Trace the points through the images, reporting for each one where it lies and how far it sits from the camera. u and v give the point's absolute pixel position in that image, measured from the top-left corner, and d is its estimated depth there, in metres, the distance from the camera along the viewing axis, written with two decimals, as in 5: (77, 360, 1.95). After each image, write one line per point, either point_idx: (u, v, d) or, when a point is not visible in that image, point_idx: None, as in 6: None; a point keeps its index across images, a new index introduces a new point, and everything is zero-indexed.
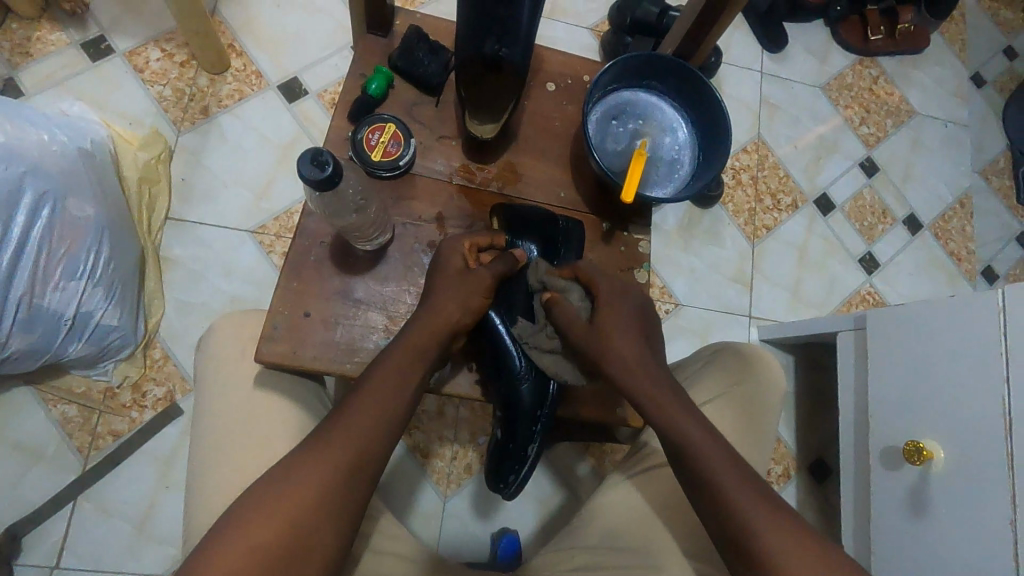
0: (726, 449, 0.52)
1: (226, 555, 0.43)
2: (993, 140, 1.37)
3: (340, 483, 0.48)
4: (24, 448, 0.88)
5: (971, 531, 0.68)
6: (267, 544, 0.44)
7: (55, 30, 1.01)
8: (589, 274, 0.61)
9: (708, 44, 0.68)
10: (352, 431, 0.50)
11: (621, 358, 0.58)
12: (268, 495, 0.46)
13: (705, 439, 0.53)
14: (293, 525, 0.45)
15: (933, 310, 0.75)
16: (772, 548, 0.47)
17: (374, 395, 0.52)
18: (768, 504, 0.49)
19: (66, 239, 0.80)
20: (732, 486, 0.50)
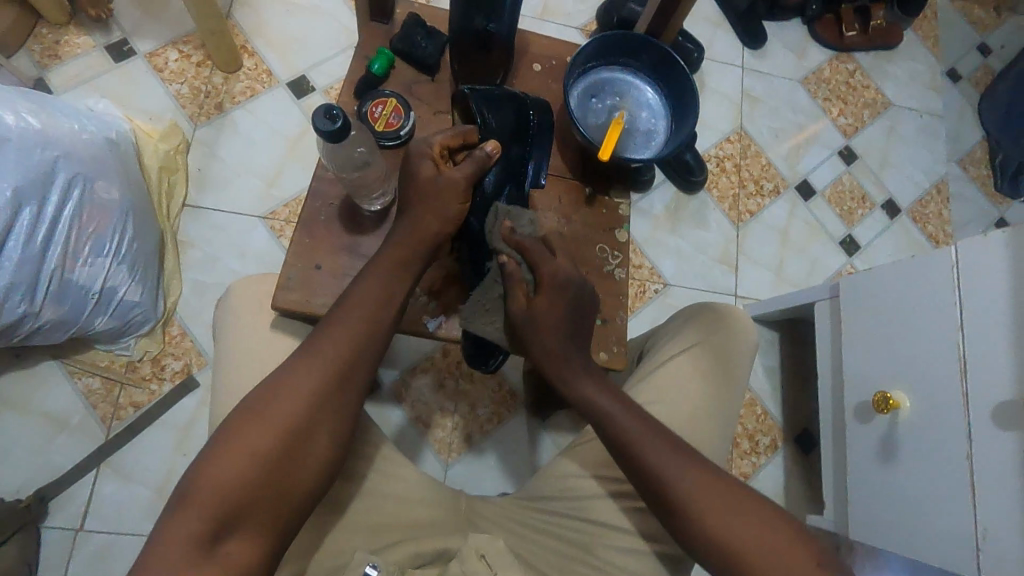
0: (678, 446, 0.56)
1: (231, 461, 0.48)
2: (968, 130, 1.44)
3: (332, 387, 0.52)
4: (51, 417, 0.94)
5: (936, 470, 0.73)
6: (269, 447, 0.49)
7: (82, 34, 1.09)
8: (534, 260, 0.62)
9: (677, 20, 0.77)
10: (341, 343, 0.54)
11: (549, 359, 0.61)
12: (265, 405, 0.50)
13: (654, 444, 0.55)
14: (292, 428, 0.50)
15: (897, 272, 0.81)
16: (687, 491, 0.54)
17: (360, 305, 0.56)
18: (719, 492, 0.54)
19: (94, 219, 0.86)
20: (642, 441, 0.56)
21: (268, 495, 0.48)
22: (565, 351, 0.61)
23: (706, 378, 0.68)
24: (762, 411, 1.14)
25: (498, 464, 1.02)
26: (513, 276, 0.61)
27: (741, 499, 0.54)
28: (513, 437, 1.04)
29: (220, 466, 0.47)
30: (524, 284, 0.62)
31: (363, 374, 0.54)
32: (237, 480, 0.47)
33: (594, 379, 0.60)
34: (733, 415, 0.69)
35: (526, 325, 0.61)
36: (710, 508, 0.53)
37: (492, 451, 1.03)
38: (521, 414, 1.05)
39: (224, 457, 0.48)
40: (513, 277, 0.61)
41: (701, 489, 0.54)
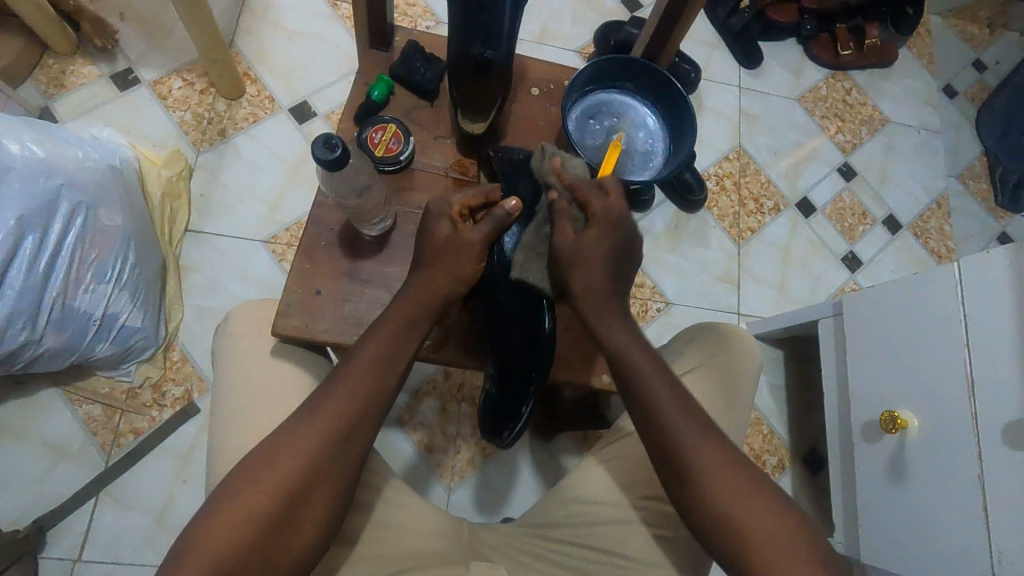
0: (708, 427, 0.55)
1: (224, 522, 0.47)
2: (965, 145, 1.44)
3: (332, 449, 0.51)
4: (51, 445, 0.93)
5: (948, 491, 0.72)
6: (260, 512, 0.48)
7: (87, 64, 1.10)
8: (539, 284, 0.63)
9: (673, 43, 0.77)
10: (344, 404, 0.52)
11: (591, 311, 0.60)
12: (266, 462, 0.50)
13: (687, 423, 0.54)
14: (291, 488, 0.49)
15: (901, 289, 0.80)
16: (705, 471, 0.53)
17: (365, 364, 0.55)
18: (734, 471, 0.53)
19: (96, 246, 0.87)
20: (674, 417, 0.54)
21: (263, 554, 0.48)
22: (604, 320, 0.59)
23: (709, 402, 0.67)
24: (768, 430, 1.13)
25: (501, 487, 1.01)
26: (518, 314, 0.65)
27: (758, 495, 0.52)
28: (517, 460, 1.03)
29: (211, 527, 0.47)
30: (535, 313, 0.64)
31: (365, 435, 0.52)
32: (226, 543, 0.47)
33: (629, 344, 0.58)
34: (737, 439, 0.68)
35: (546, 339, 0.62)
36: (724, 493, 0.52)
37: (496, 474, 1.02)
38: (525, 436, 1.04)
39: (217, 519, 0.47)
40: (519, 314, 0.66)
41: (724, 463, 0.53)
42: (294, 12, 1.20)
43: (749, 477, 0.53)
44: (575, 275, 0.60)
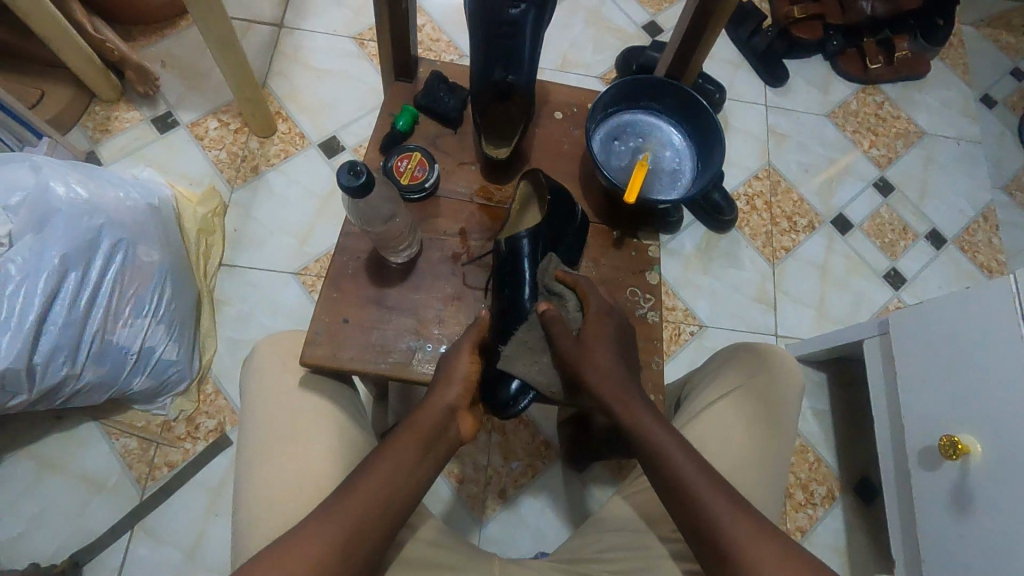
0: (732, 496, 0.51)
1: (327, 526, 0.47)
2: (1009, 155, 1.38)
3: (402, 486, 0.51)
4: (89, 478, 0.94)
5: (1021, 523, 0.66)
6: (359, 515, 0.48)
7: (130, 110, 1.16)
8: (585, 289, 0.63)
9: (696, 62, 0.77)
10: (428, 429, 0.55)
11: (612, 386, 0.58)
12: (361, 478, 0.51)
13: (715, 494, 0.51)
14: (351, 532, 0.48)
15: (950, 304, 0.76)
16: (716, 514, 0.50)
17: (423, 425, 0.55)
18: (746, 513, 0.50)
19: (135, 281, 0.89)
20: (682, 465, 0.53)
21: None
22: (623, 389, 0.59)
23: (751, 425, 0.63)
24: (814, 458, 1.07)
25: (533, 520, 0.98)
26: (559, 316, 0.61)
27: (774, 537, 0.49)
28: (550, 492, 1.00)
29: (309, 527, 0.47)
30: (569, 330, 0.62)
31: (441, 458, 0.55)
32: (325, 541, 0.47)
33: (636, 411, 0.57)
34: (783, 467, 0.63)
35: (571, 358, 0.60)
36: (739, 534, 0.49)
37: (528, 507, 0.99)
38: (557, 466, 1.01)
39: (317, 524, 0.48)
40: (557, 321, 0.61)
41: (757, 534, 0.49)
42: (323, 52, 1.25)
43: (762, 520, 0.50)
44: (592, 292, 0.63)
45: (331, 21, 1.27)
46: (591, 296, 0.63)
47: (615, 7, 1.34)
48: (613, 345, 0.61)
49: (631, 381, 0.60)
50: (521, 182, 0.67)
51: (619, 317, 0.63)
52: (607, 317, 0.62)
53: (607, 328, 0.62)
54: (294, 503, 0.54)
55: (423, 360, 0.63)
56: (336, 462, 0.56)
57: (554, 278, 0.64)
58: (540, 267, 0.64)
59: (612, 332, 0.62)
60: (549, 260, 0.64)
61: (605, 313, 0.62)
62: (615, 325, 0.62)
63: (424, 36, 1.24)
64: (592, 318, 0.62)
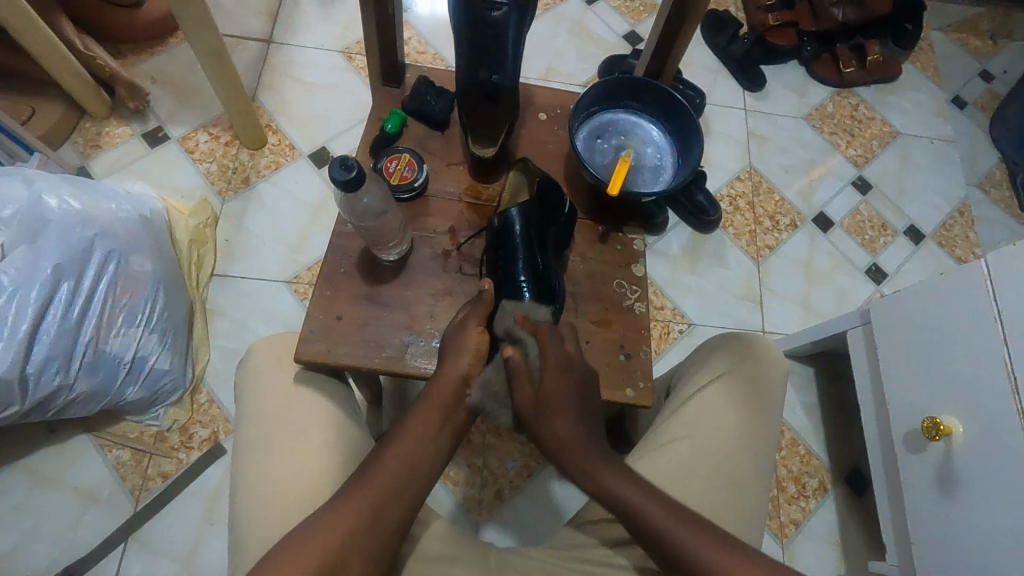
0: (715, 536, 0.51)
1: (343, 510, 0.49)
2: (981, 153, 1.43)
3: (411, 475, 0.53)
4: (81, 491, 0.93)
5: (1006, 499, 0.67)
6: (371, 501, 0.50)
7: (121, 125, 1.17)
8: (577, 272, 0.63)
9: (673, 62, 0.80)
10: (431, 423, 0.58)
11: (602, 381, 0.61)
12: (374, 468, 0.53)
13: (699, 540, 0.51)
14: (372, 509, 0.49)
15: (925, 291, 0.79)
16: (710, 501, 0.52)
17: (427, 418, 0.58)
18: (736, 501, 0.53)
19: (128, 291, 0.90)
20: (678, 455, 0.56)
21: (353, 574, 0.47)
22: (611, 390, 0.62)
23: (740, 408, 0.65)
24: (805, 451, 1.08)
25: (529, 520, 0.98)
26: (521, 369, 0.60)
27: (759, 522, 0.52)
28: (546, 491, 1.00)
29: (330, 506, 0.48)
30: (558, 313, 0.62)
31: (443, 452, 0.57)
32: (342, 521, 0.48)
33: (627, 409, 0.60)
34: (771, 449, 0.65)
35: (536, 421, 0.60)
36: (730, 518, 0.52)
37: (524, 508, 0.99)
38: (552, 466, 1.02)
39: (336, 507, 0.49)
40: (518, 368, 0.60)
41: (743, 569, 0.49)
42: (312, 66, 1.27)
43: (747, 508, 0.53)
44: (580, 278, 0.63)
45: (320, 36, 1.30)
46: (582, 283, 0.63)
47: (596, 18, 1.37)
48: None
49: (595, 442, 0.59)
50: (512, 174, 0.71)
51: (575, 365, 0.62)
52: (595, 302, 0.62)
53: (568, 383, 0.60)
54: (290, 492, 0.54)
55: (416, 354, 0.65)
56: (332, 454, 0.57)
57: (549, 258, 0.64)
58: (499, 311, 0.63)
59: (571, 393, 0.60)
60: (509, 304, 0.62)
61: (564, 369, 0.61)
62: (574, 382, 0.61)
63: (410, 49, 1.27)
64: None
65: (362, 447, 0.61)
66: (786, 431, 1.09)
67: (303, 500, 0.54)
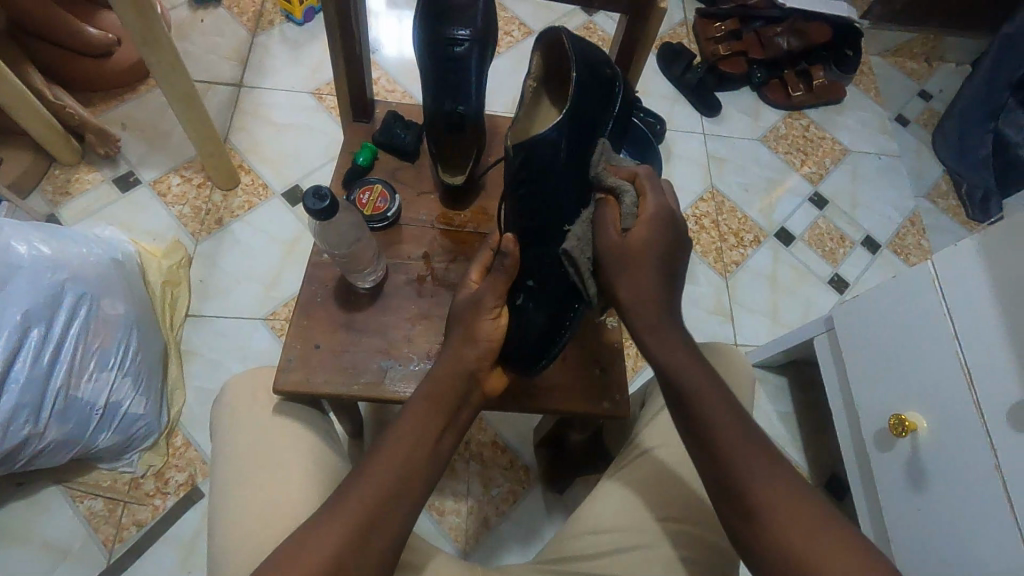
0: (770, 456, 0.51)
1: (331, 529, 0.47)
2: (926, 166, 1.52)
3: (409, 472, 0.52)
4: (51, 546, 0.90)
5: (973, 487, 0.70)
6: (362, 515, 0.48)
7: (91, 171, 1.18)
8: (643, 181, 0.63)
9: (628, 90, 0.84)
10: (425, 414, 0.55)
11: (643, 314, 0.59)
12: (364, 473, 0.51)
13: (745, 458, 0.50)
14: (366, 519, 0.48)
15: (881, 294, 0.83)
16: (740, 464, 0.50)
17: (428, 403, 0.56)
18: (767, 462, 0.50)
19: (100, 335, 0.89)
20: (705, 391, 0.54)
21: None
22: (657, 326, 0.58)
23: None
24: None
25: (515, 545, 0.97)
26: (612, 213, 0.63)
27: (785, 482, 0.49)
28: (532, 516, 1.00)
29: (319, 526, 0.47)
30: (618, 228, 0.62)
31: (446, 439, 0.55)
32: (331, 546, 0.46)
33: (671, 354, 0.57)
34: None
35: (615, 262, 0.61)
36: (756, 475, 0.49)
37: (511, 534, 0.98)
38: (537, 488, 1.02)
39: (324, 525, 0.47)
40: (608, 214, 0.63)
41: (780, 483, 0.49)
42: (283, 107, 1.30)
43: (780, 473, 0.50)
44: (634, 232, 0.61)
45: (290, 78, 1.33)
46: (631, 232, 0.61)
47: None
48: (657, 260, 0.60)
49: (670, 312, 0.60)
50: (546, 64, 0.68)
51: (674, 223, 0.62)
52: (660, 224, 0.61)
53: (655, 238, 0.61)
54: (268, 527, 0.53)
55: (394, 379, 0.65)
56: (313, 488, 0.56)
57: (607, 171, 0.65)
58: (590, 163, 0.65)
59: (661, 241, 0.61)
60: (601, 151, 0.65)
61: (660, 218, 0.61)
62: (666, 235, 0.61)
63: (379, 88, 1.31)
64: (643, 222, 0.61)
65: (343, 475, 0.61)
66: None
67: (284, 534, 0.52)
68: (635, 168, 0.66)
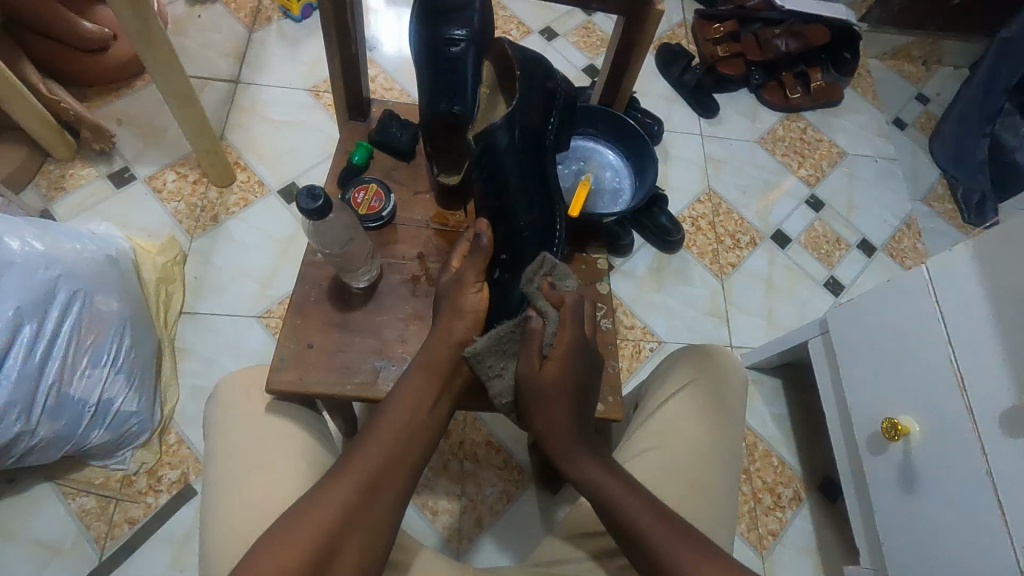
0: (703, 545, 0.52)
1: (332, 497, 0.49)
2: (923, 169, 1.52)
3: (404, 443, 0.55)
4: (43, 543, 0.90)
5: (964, 492, 0.70)
6: (362, 481, 0.50)
7: (86, 167, 1.17)
8: (569, 308, 0.61)
9: (626, 91, 0.84)
10: (420, 388, 0.59)
11: (557, 444, 0.60)
12: (360, 445, 0.53)
13: (682, 547, 0.51)
14: (368, 476, 0.51)
15: (874, 298, 0.83)
16: (673, 566, 0.51)
17: (423, 380, 0.59)
18: (709, 560, 0.51)
19: (92, 332, 0.88)
20: (641, 524, 0.53)
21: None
22: (573, 456, 0.59)
23: (705, 415, 0.67)
24: (778, 461, 1.10)
25: (508, 543, 0.98)
26: (537, 334, 0.61)
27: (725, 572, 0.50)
28: (526, 516, 1.00)
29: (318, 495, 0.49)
30: (537, 355, 0.61)
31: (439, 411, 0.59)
32: (331, 513, 0.48)
33: (599, 478, 0.57)
34: (736, 452, 0.67)
35: (535, 400, 0.60)
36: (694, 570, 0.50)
37: (504, 534, 0.98)
38: (531, 488, 1.02)
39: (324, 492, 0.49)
40: (534, 335, 0.61)
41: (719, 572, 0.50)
42: (280, 104, 1.29)
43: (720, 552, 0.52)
44: (547, 377, 0.60)
45: (287, 75, 1.33)
46: (541, 406, 0.60)
47: (555, 52, 1.44)
48: (573, 395, 0.60)
49: (587, 442, 0.60)
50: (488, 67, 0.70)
51: (583, 360, 0.61)
52: (576, 354, 0.60)
53: (573, 368, 0.60)
54: (262, 525, 0.53)
55: (388, 378, 0.65)
56: (308, 488, 0.56)
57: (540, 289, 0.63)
58: (525, 279, 0.64)
59: (574, 377, 0.60)
60: (538, 266, 0.64)
61: (576, 347, 0.61)
62: (580, 364, 0.61)
63: (377, 85, 1.31)
64: (558, 354, 0.60)
65: None
66: (759, 443, 1.12)
67: None
68: (569, 292, 0.63)
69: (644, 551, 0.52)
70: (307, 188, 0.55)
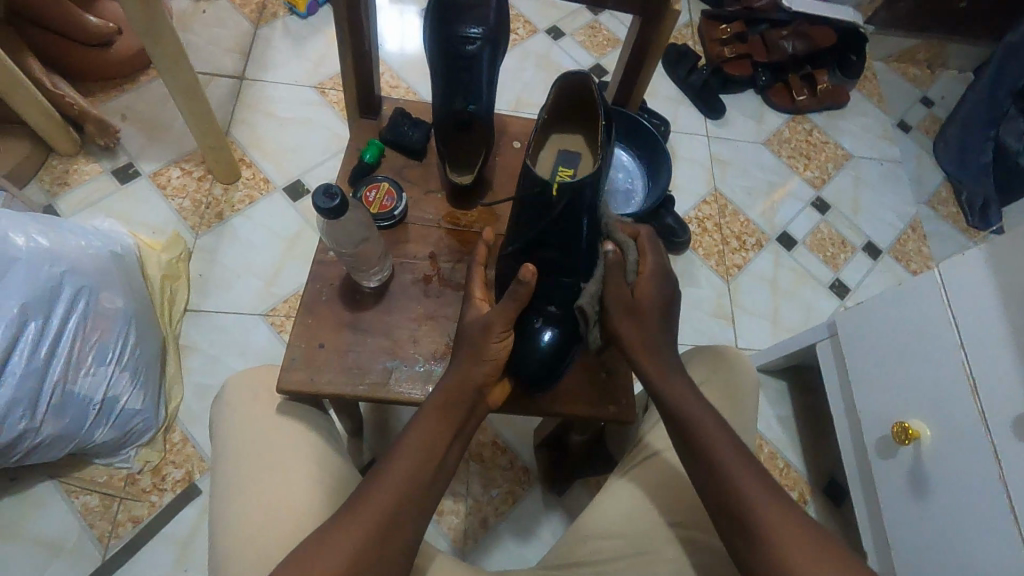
0: (772, 487, 0.53)
1: (346, 535, 0.47)
2: (927, 172, 1.52)
3: (416, 489, 0.52)
4: (46, 541, 0.89)
5: (976, 497, 0.70)
6: (378, 522, 0.49)
7: (90, 162, 1.16)
8: (646, 243, 0.67)
9: (638, 92, 0.84)
10: (431, 431, 0.56)
11: (641, 357, 0.63)
12: (372, 485, 0.51)
13: (752, 481, 0.53)
14: (378, 531, 0.48)
15: (885, 302, 0.83)
16: (747, 493, 0.52)
17: (433, 425, 0.56)
18: (779, 506, 0.51)
19: (98, 329, 0.88)
20: (715, 438, 0.56)
21: None
22: (658, 366, 0.62)
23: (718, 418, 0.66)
24: (783, 463, 1.10)
25: (514, 543, 0.97)
26: (619, 261, 0.65)
27: (794, 517, 0.51)
28: (532, 517, 0.99)
29: (322, 544, 0.47)
30: (623, 284, 0.64)
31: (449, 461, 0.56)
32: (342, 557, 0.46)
33: (679, 392, 0.60)
34: (749, 456, 0.67)
35: (624, 311, 0.64)
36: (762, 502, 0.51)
37: (509, 535, 0.98)
38: (537, 490, 1.01)
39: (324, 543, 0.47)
40: (617, 262, 0.64)
41: (783, 518, 0.51)
42: (285, 101, 1.28)
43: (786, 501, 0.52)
44: (626, 323, 0.64)
45: (292, 72, 1.32)
46: (622, 330, 0.64)
47: (562, 51, 1.43)
48: (658, 311, 0.64)
49: (665, 343, 0.64)
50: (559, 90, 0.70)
51: (670, 280, 0.67)
52: (661, 281, 0.65)
53: (657, 292, 0.65)
54: (273, 526, 0.52)
55: (399, 379, 0.65)
56: (320, 490, 0.56)
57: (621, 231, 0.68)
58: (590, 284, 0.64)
59: (660, 297, 0.65)
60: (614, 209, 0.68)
61: (661, 273, 0.66)
62: (664, 292, 0.65)
63: (383, 83, 1.30)
64: (646, 277, 0.65)
65: (346, 477, 0.60)
66: (764, 445, 1.11)
67: (287, 538, 0.51)
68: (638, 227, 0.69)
69: (717, 471, 0.54)
70: (323, 187, 0.55)
